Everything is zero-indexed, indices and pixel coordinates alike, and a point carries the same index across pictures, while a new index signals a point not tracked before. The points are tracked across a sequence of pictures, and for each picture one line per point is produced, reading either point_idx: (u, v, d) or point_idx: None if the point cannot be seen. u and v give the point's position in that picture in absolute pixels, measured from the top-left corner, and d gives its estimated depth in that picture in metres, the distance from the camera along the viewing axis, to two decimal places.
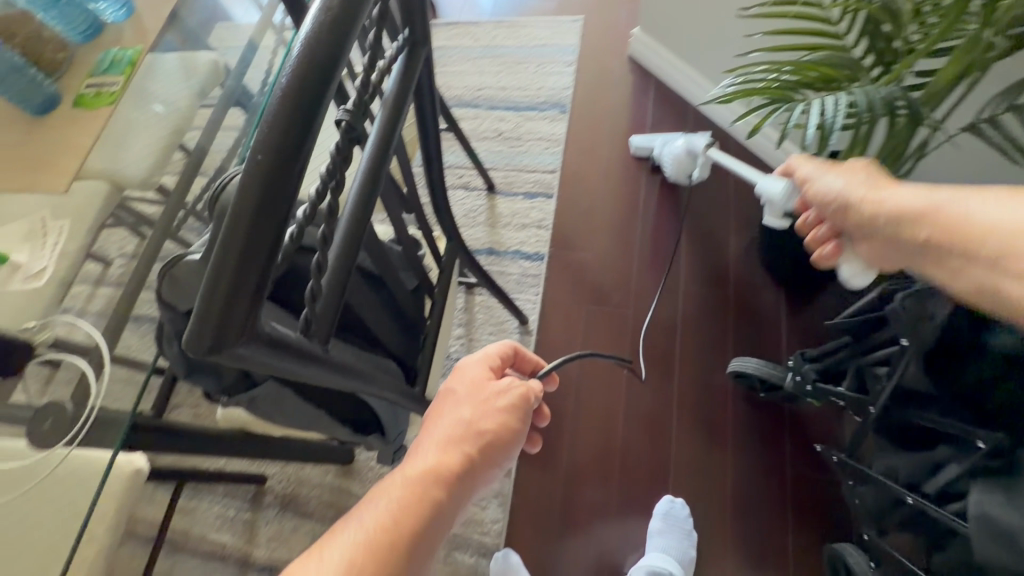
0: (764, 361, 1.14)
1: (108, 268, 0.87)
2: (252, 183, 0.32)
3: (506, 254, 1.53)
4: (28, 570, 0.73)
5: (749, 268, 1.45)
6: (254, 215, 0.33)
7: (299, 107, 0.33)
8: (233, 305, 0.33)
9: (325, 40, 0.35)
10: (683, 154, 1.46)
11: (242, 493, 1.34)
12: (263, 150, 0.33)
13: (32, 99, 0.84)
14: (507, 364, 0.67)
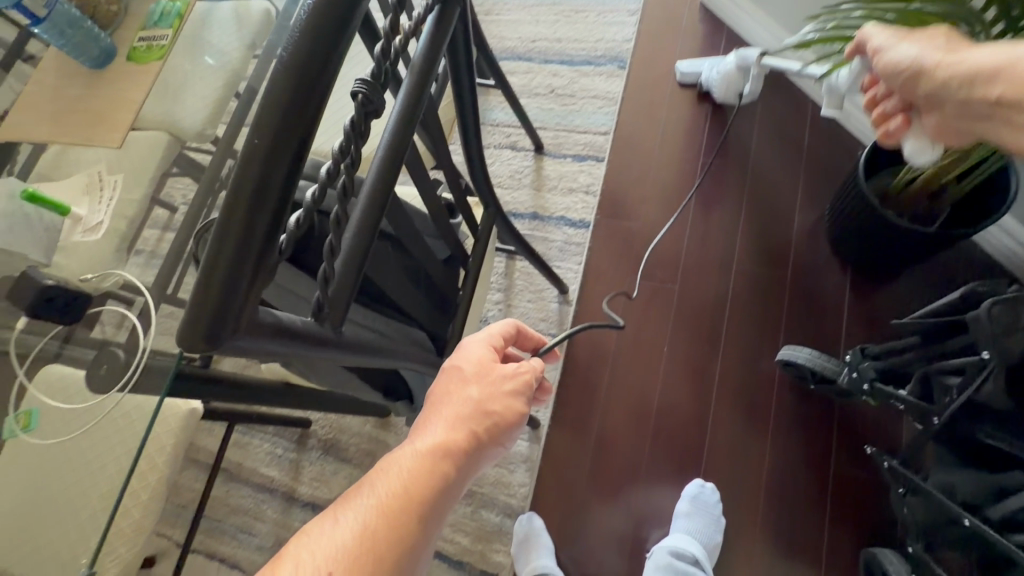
0: (818, 352, 1.06)
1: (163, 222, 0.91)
2: (246, 166, 0.32)
3: (550, 219, 1.48)
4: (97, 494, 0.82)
5: (813, 247, 1.33)
6: (251, 198, 0.32)
7: (296, 86, 0.33)
8: (233, 286, 0.34)
9: (329, 11, 0.34)
10: (733, 70, 1.39)
11: (288, 434, 1.44)
12: (259, 134, 0.32)
13: (90, 52, 0.86)
14: (509, 343, 0.66)
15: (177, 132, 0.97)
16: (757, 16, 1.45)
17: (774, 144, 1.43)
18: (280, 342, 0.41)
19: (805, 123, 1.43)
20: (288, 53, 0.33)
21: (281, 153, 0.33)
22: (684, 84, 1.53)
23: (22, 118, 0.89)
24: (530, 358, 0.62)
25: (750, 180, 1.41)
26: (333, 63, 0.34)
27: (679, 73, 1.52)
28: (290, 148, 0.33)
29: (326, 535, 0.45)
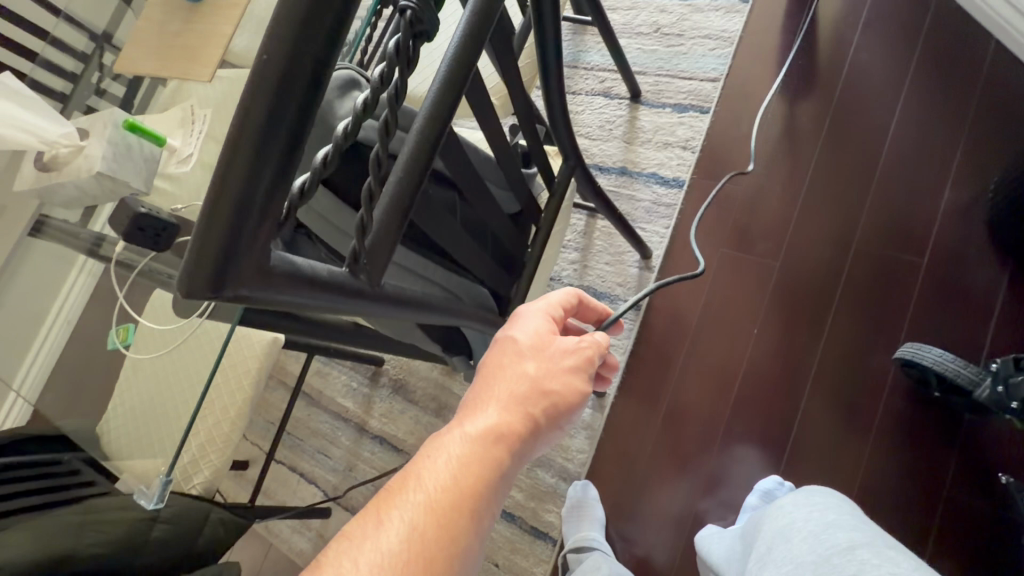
0: (951, 354, 0.88)
1: None
2: (256, 90, 0.29)
3: (639, 176, 1.35)
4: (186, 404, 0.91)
5: (963, 228, 1.09)
6: (262, 129, 0.29)
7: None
8: (243, 222, 0.32)
9: None
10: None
11: (364, 370, 1.52)
12: (268, 50, 0.28)
13: None
14: (568, 313, 0.62)
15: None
16: None
17: (931, 97, 1.17)
18: (311, 287, 0.39)
19: (978, 72, 1.14)
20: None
21: (294, 76, 0.29)
22: None
23: (132, 52, 0.95)
24: (594, 332, 0.57)
25: (891, 141, 1.18)
26: None
27: None
28: (304, 70, 0.29)
29: (372, 540, 0.41)
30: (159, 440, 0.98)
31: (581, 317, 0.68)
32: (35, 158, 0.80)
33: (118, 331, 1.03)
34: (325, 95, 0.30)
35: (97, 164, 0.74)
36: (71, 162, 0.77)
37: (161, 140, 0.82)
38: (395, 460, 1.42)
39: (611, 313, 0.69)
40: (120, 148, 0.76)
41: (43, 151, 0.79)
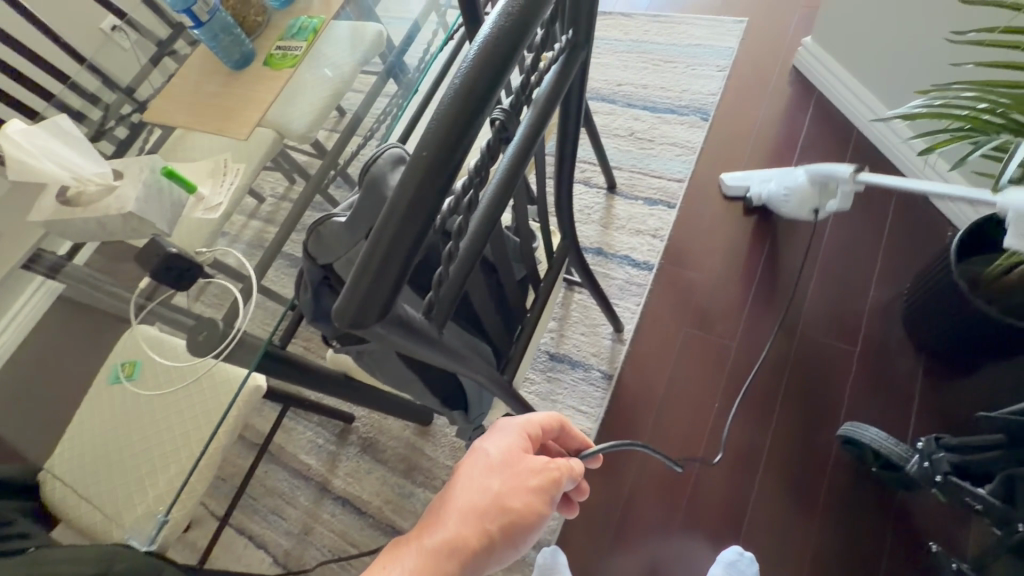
0: (886, 434, 1.00)
1: (261, 205, 1.04)
2: (414, 177, 0.36)
3: (613, 257, 1.49)
4: (195, 435, 0.99)
5: (887, 323, 1.28)
6: (408, 205, 0.36)
7: (463, 110, 0.35)
8: (384, 271, 0.38)
9: (496, 48, 0.36)
10: (808, 185, 1.24)
11: (331, 426, 1.50)
12: (427, 147, 0.36)
13: (233, 55, 0.97)
14: (548, 434, 0.70)
15: (280, 133, 1.08)
16: (847, 81, 1.44)
17: (857, 217, 1.39)
18: (405, 332, 0.46)
19: (890, 200, 1.39)
20: (461, 76, 0.36)
21: (442, 165, 0.36)
22: (730, 196, 1.49)
23: (165, 104, 1.01)
24: (570, 458, 0.64)
25: (826, 246, 1.38)
26: (488, 93, 0.36)
27: (725, 185, 1.48)
28: (451, 160, 0.36)
29: None
30: (141, 481, 0.98)
31: (562, 443, 0.75)
32: (58, 192, 0.83)
33: (124, 365, 1.06)
34: (458, 181, 0.37)
35: (130, 205, 0.78)
36: (100, 200, 0.80)
37: (195, 190, 0.99)
38: (358, 524, 1.37)
39: (591, 446, 0.76)
40: (152, 190, 0.80)
41: (68, 186, 0.82)
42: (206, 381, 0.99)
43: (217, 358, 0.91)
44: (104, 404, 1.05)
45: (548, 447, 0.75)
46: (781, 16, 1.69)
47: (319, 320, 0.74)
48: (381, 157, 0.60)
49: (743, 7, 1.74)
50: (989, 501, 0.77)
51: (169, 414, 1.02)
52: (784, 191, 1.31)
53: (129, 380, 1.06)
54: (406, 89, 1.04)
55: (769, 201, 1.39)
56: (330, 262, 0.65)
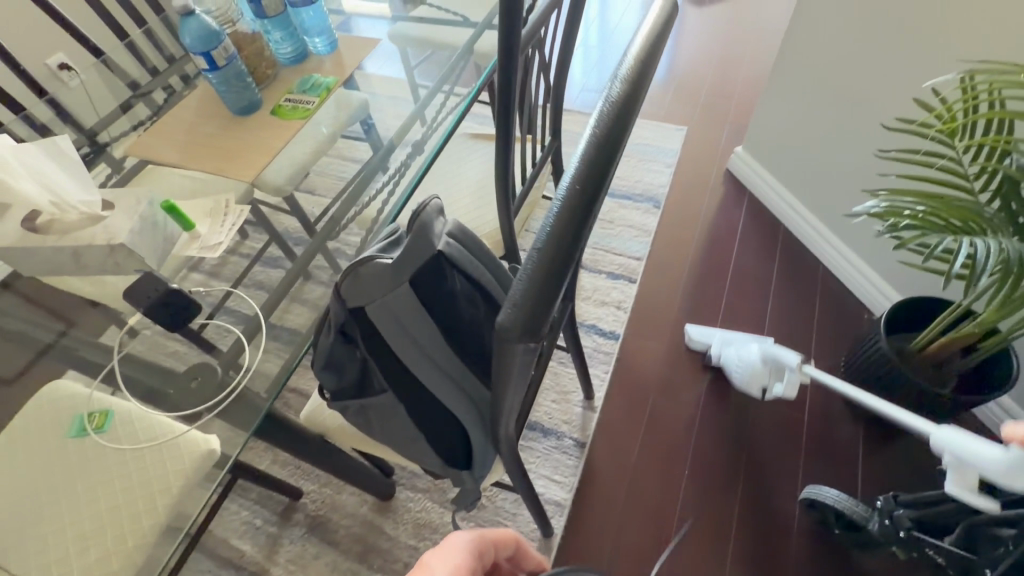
0: (845, 495, 1.07)
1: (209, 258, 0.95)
2: (575, 207, 0.37)
3: (581, 326, 1.55)
4: (135, 505, 0.84)
5: (828, 395, 1.41)
6: (572, 234, 0.38)
7: (604, 149, 0.39)
8: (543, 297, 0.38)
9: (626, 102, 0.41)
10: (760, 364, 1.28)
11: (273, 504, 1.32)
12: (580, 182, 0.38)
13: (241, 101, 0.99)
14: (492, 553, 0.53)
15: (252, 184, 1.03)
16: (772, 183, 1.70)
17: (793, 298, 1.56)
18: (522, 364, 0.47)
19: (819, 282, 1.59)
20: (599, 124, 0.40)
21: (598, 196, 0.38)
22: (694, 349, 1.48)
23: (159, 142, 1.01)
24: None
25: (769, 322, 1.53)
26: (621, 136, 0.40)
27: (690, 338, 1.48)
28: (602, 189, 0.38)
29: None
30: (54, 567, 0.80)
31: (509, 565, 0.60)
32: (25, 217, 0.75)
33: (91, 415, 0.89)
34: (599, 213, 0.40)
35: (123, 236, 0.73)
36: (82, 230, 0.74)
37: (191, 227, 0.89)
38: None
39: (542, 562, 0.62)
40: (148, 224, 0.76)
41: (39, 212, 0.74)
42: (171, 446, 0.85)
43: (191, 424, 0.84)
44: (6, 471, 0.86)
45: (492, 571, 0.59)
46: (714, 127, 1.99)
47: (327, 369, 0.73)
48: (430, 205, 0.63)
49: (681, 116, 2.03)
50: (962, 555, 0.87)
51: (115, 480, 0.85)
52: (739, 362, 1.33)
53: (96, 432, 0.89)
54: (417, 147, 1.11)
55: (725, 366, 1.38)
56: (362, 304, 0.64)
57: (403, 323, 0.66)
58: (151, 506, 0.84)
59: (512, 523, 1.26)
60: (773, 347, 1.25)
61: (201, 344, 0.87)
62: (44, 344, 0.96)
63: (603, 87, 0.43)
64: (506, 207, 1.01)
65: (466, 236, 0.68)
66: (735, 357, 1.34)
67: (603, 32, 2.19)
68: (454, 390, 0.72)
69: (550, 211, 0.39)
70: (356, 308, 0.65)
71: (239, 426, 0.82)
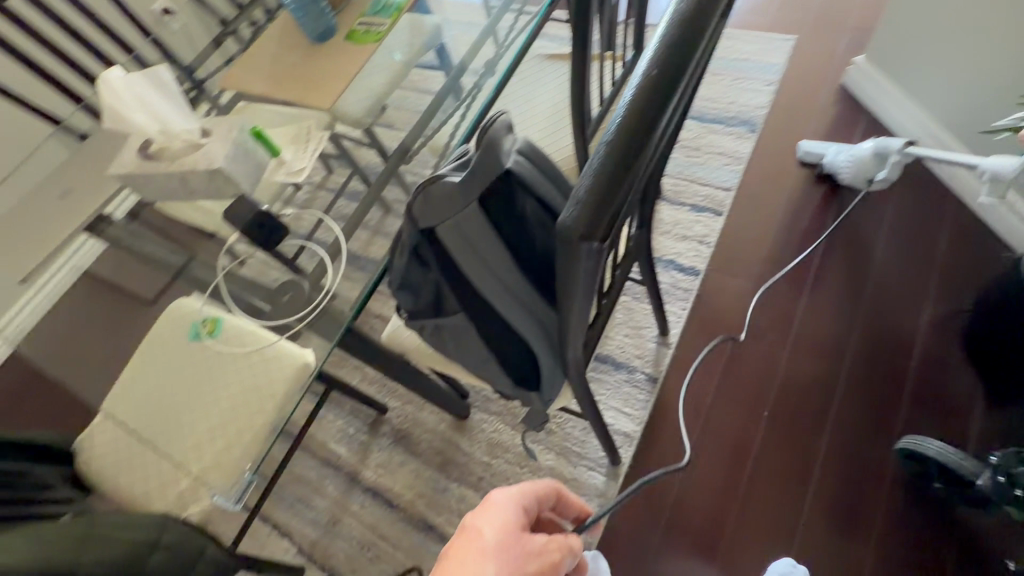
0: (949, 446, 1.00)
1: (297, 190, 1.01)
2: (649, 91, 0.35)
3: (659, 260, 1.49)
4: (244, 403, 0.96)
5: (944, 341, 1.25)
6: (646, 125, 0.35)
7: (684, 33, 0.36)
8: (615, 195, 0.36)
9: None
10: (868, 155, 1.33)
11: (363, 416, 1.46)
12: (656, 67, 0.35)
13: (318, 27, 1.00)
14: (542, 503, 0.59)
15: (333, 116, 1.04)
16: (899, 100, 1.45)
17: (910, 234, 1.37)
18: (589, 273, 0.46)
19: (946, 216, 1.38)
20: (682, 5, 0.37)
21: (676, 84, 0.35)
22: (806, 162, 1.53)
23: (249, 74, 1.07)
24: (568, 534, 0.55)
25: (878, 260, 1.36)
26: (704, 18, 0.36)
27: (804, 151, 1.51)
28: (680, 73, 0.35)
29: None
30: (190, 449, 0.95)
31: (559, 513, 0.65)
32: (140, 146, 0.83)
33: (205, 322, 1.01)
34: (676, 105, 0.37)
35: (220, 161, 0.80)
36: (185, 156, 0.82)
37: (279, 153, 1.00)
38: (389, 518, 1.33)
39: (590, 510, 0.67)
40: (239, 149, 0.83)
41: (151, 141, 0.83)
42: (263, 357, 0.95)
43: (279, 336, 0.94)
44: (147, 369, 1.02)
45: (543, 521, 0.64)
46: (831, 35, 1.71)
47: (403, 289, 0.77)
48: (499, 121, 0.61)
49: (790, 24, 1.77)
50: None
51: (225, 382, 0.97)
52: (848, 157, 1.39)
53: (209, 338, 1.01)
54: (488, 69, 1.08)
55: (835, 168, 1.43)
56: (432, 225, 0.65)
57: (473, 246, 0.66)
58: (257, 406, 0.95)
59: (581, 449, 1.30)
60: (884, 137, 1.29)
61: (292, 263, 0.96)
62: (169, 266, 1.09)
63: None
64: (581, 131, 0.96)
65: (536, 156, 0.66)
66: (844, 154, 1.40)
67: None
68: (526, 317, 0.72)
69: (612, 120, 0.37)
70: (427, 230, 0.66)
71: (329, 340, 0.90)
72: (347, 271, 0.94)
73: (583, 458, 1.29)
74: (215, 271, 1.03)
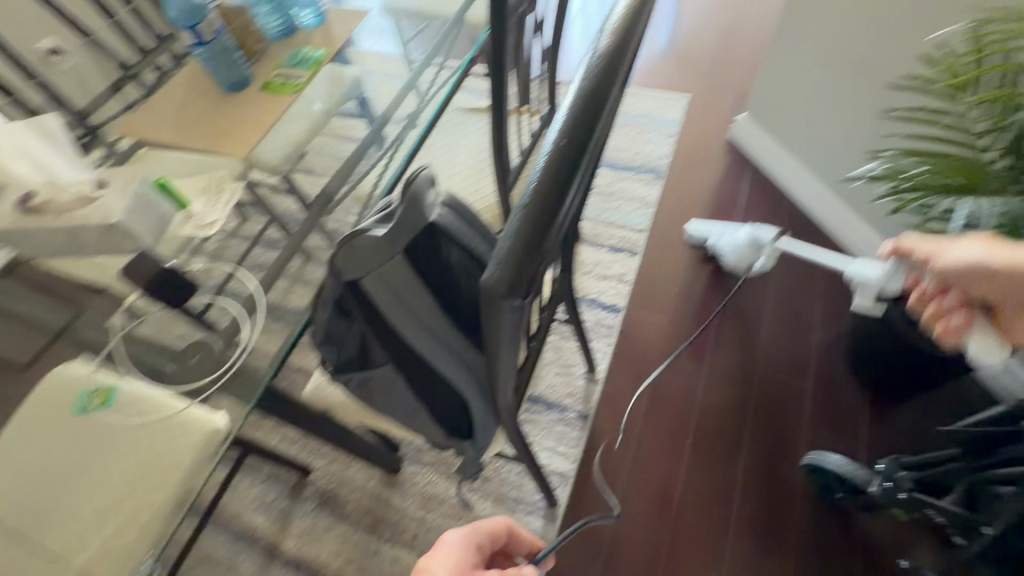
0: (846, 459, 1.11)
1: (207, 241, 0.95)
2: (562, 155, 0.38)
3: (583, 299, 1.55)
4: (138, 481, 0.84)
5: (832, 362, 1.40)
6: (559, 186, 0.38)
7: (590, 103, 0.39)
8: (534, 250, 0.39)
9: (612, 60, 0.41)
10: (745, 245, 1.44)
11: (284, 480, 1.35)
12: (566, 134, 0.38)
13: (230, 77, 1.00)
14: (494, 540, 0.59)
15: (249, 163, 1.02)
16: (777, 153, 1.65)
17: (797, 268, 1.55)
18: (515, 321, 0.48)
19: (824, 252, 1.57)
20: (586, 79, 0.41)
21: (585, 148, 0.39)
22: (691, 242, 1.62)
23: (155, 122, 1.01)
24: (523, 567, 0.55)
25: (773, 292, 1.52)
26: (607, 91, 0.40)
27: (690, 231, 1.60)
28: (588, 139, 0.39)
29: None
30: (68, 541, 0.82)
31: (511, 552, 0.65)
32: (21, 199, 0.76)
33: (96, 392, 0.90)
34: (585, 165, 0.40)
35: (118, 215, 0.74)
36: (75, 210, 0.75)
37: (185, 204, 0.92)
38: None
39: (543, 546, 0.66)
40: (140, 202, 0.77)
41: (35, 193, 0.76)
42: (165, 427, 0.85)
43: (189, 403, 0.86)
44: (18, 449, 0.88)
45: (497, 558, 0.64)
46: (717, 95, 1.94)
47: (327, 344, 0.74)
48: (421, 175, 0.62)
49: (684, 85, 1.98)
50: (956, 511, 0.89)
51: (116, 458, 0.86)
52: (727, 244, 1.49)
53: (100, 409, 0.89)
54: (410, 120, 1.10)
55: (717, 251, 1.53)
56: (356, 277, 0.64)
57: (399, 296, 0.65)
58: (154, 484, 0.84)
59: (517, 493, 1.28)
60: (758, 229, 1.42)
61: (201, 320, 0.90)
62: (52, 327, 0.97)
63: (592, 41, 0.43)
64: (503, 179, 0.99)
65: (461, 208, 0.67)
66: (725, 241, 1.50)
67: None
68: (456, 364, 0.72)
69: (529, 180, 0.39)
70: (351, 282, 0.65)
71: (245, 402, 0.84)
72: (264, 325, 0.89)
73: (520, 502, 1.27)
74: (111, 334, 0.93)
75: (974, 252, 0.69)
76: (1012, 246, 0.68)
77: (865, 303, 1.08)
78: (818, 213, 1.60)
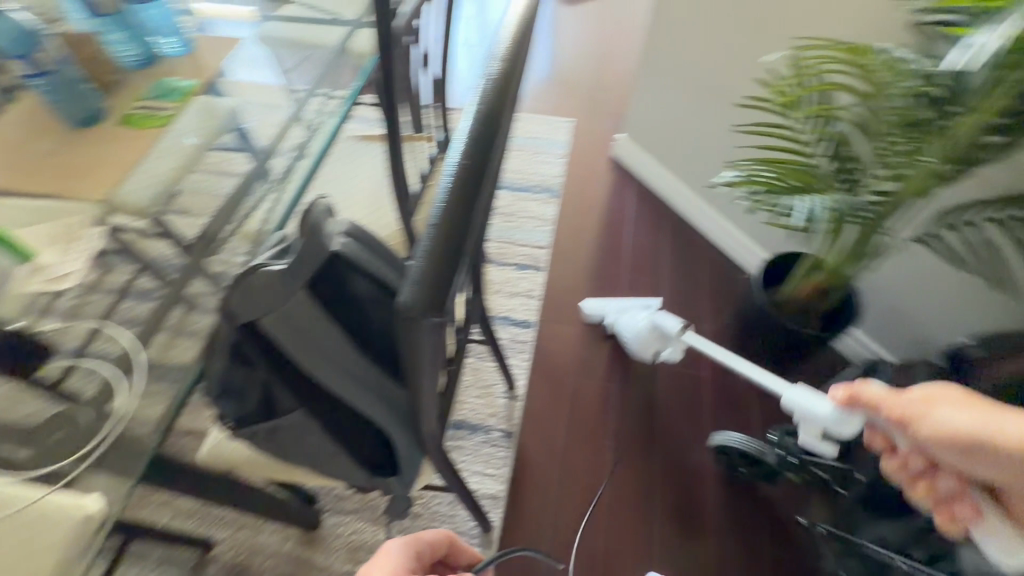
0: (745, 436, 1.22)
1: (61, 297, 0.82)
2: (465, 174, 0.40)
3: (495, 319, 1.57)
4: None
5: (722, 351, 1.55)
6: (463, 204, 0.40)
7: (486, 126, 0.42)
8: (449, 267, 0.40)
9: (502, 85, 0.44)
10: (649, 332, 1.39)
11: (180, 562, 1.18)
12: (467, 155, 0.41)
13: (78, 111, 0.90)
14: (433, 552, 0.58)
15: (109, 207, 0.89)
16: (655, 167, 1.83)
17: (683, 270, 1.70)
18: (434, 341, 0.48)
19: (704, 252, 1.74)
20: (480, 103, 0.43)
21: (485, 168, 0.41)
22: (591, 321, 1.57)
23: None
24: None
25: (666, 294, 1.65)
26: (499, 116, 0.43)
27: (588, 309, 1.56)
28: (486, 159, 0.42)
29: None
30: None
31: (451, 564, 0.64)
32: None
33: None
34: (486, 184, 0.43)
35: None
36: None
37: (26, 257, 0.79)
38: None
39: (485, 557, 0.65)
40: None
41: None
42: (15, 524, 0.70)
43: (49, 490, 0.72)
44: None
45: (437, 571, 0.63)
46: (597, 118, 2.10)
47: (225, 396, 0.67)
48: (317, 206, 0.60)
49: (567, 110, 2.12)
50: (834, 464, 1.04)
51: None
52: (630, 330, 1.44)
53: None
54: (298, 151, 1.05)
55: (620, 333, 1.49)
56: (255, 318, 0.59)
57: (303, 333, 0.61)
58: None
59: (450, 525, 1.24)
60: (658, 315, 1.39)
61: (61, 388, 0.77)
62: None
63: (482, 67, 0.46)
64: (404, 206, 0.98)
65: (364, 236, 0.66)
66: (630, 330, 1.44)
67: (481, 30, 2.22)
68: (373, 398, 0.68)
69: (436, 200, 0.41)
70: (248, 324, 0.60)
71: (125, 475, 0.73)
72: (144, 386, 0.78)
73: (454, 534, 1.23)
74: None
75: (960, 420, 0.63)
76: (998, 411, 0.61)
77: (811, 440, 0.99)
78: (694, 218, 1.78)
